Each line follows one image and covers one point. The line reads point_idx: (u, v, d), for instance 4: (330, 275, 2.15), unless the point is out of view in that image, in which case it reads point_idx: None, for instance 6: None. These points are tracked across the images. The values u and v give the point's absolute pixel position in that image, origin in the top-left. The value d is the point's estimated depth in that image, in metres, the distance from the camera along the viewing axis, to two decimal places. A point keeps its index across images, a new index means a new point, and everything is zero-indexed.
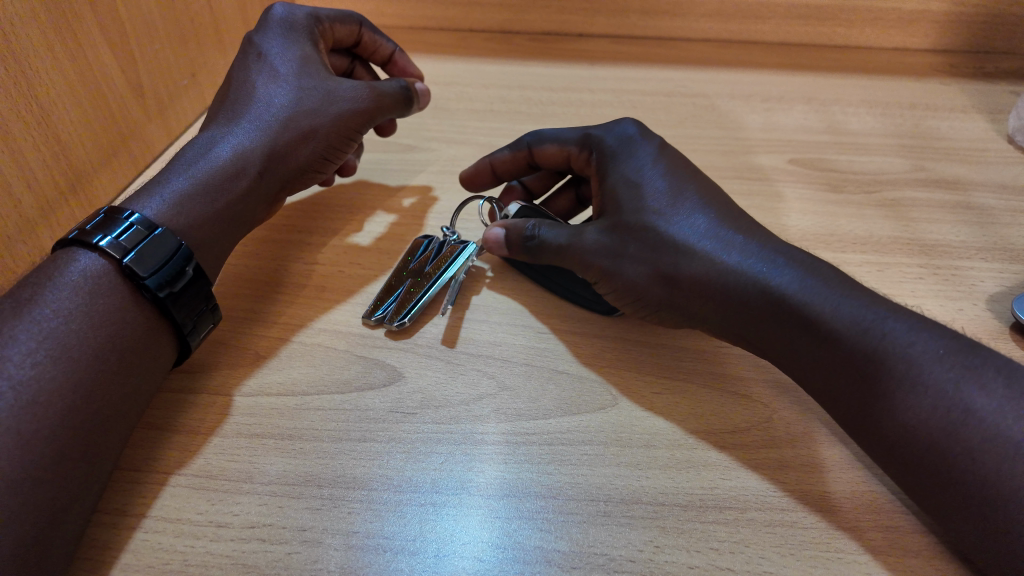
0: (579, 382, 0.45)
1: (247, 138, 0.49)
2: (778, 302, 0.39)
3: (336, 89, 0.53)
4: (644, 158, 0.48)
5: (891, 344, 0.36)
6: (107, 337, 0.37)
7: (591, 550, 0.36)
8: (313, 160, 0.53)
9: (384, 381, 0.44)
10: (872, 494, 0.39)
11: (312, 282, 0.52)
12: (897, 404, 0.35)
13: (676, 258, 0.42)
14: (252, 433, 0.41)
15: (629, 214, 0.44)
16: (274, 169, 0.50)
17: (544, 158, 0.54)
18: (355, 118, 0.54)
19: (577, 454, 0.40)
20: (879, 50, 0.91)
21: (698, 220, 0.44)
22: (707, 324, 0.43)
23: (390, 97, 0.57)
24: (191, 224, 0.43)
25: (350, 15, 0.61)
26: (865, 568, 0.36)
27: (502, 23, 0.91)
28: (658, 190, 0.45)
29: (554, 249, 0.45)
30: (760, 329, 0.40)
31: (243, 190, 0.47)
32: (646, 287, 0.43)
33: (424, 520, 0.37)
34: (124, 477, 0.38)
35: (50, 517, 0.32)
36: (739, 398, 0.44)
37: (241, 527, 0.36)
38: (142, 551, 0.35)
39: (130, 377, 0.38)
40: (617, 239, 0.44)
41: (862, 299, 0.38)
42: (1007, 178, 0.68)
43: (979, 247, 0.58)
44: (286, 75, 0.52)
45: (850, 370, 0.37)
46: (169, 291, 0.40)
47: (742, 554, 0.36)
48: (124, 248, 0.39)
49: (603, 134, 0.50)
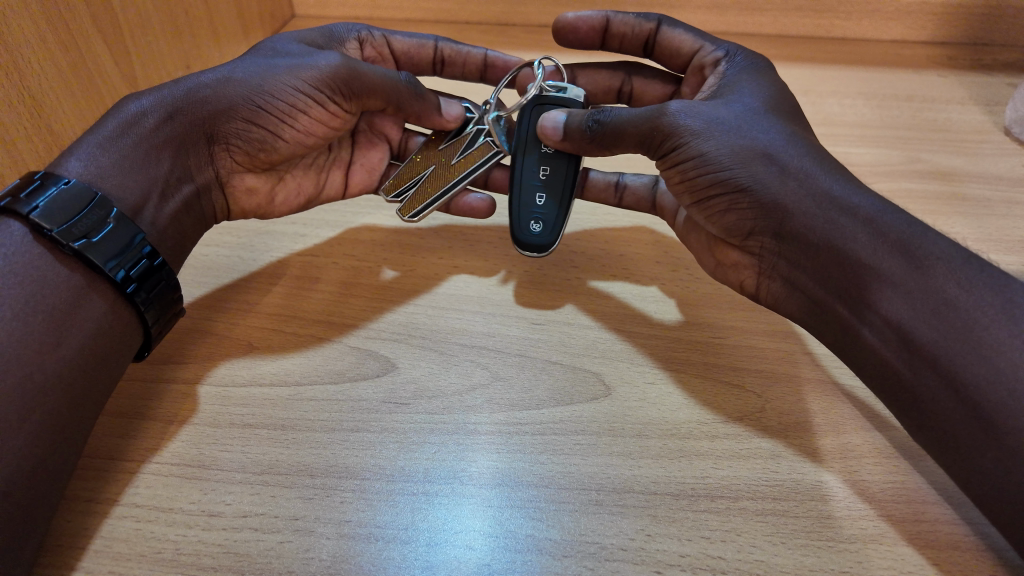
0: (572, 373, 0.45)
1: (172, 86, 0.46)
2: (871, 223, 0.39)
3: (316, 56, 0.48)
4: (751, 73, 0.48)
5: (983, 281, 0.36)
6: (28, 297, 0.36)
7: (584, 538, 0.36)
8: (241, 111, 0.47)
9: (377, 372, 0.44)
10: (864, 484, 0.39)
11: (307, 273, 0.52)
12: (986, 341, 0.35)
13: (779, 148, 0.42)
14: (244, 424, 0.41)
15: (733, 112, 0.44)
16: (188, 109, 0.46)
17: (666, 42, 0.55)
18: (319, 75, 0.47)
19: (570, 443, 0.40)
20: (877, 43, 0.91)
21: (792, 130, 0.44)
22: (790, 220, 0.41)
23: (379, 75, 0.49)
24: (104, 174, 0.42)
25: (426, 37, 0.59)
26: (855, 556, 0.36)
27: (500, 16, 0.91)
28: (764, 98, 0.45)
29: (634, 120, 0.44)
30: (844, 233, 0.40)
31: (144, 131, 0.44)
32: (740, 161, 0.42)
33: (416, 509, 0.37)
34: (115, 466, 0.38)
35: (25, 507, 0.33)
36: (731, 387, 0.44)
37: (234, 516, 0.36)
38: (134, 540, 0.35)
39: (65, 344, 0.37)
40: (718, 125, 0.43)
41: (946, 238, 0.39)
42: (1003, 169, 0.68)
43: (975, 238, 0.58)
44: (285, 47, 0.50)
45: (944, 296, 0.36)
46: (83, 241, 0.38)
47: (733, 543, 0.36)
48: (31, 203, 0.37)
49: (733, 49, 0.51)
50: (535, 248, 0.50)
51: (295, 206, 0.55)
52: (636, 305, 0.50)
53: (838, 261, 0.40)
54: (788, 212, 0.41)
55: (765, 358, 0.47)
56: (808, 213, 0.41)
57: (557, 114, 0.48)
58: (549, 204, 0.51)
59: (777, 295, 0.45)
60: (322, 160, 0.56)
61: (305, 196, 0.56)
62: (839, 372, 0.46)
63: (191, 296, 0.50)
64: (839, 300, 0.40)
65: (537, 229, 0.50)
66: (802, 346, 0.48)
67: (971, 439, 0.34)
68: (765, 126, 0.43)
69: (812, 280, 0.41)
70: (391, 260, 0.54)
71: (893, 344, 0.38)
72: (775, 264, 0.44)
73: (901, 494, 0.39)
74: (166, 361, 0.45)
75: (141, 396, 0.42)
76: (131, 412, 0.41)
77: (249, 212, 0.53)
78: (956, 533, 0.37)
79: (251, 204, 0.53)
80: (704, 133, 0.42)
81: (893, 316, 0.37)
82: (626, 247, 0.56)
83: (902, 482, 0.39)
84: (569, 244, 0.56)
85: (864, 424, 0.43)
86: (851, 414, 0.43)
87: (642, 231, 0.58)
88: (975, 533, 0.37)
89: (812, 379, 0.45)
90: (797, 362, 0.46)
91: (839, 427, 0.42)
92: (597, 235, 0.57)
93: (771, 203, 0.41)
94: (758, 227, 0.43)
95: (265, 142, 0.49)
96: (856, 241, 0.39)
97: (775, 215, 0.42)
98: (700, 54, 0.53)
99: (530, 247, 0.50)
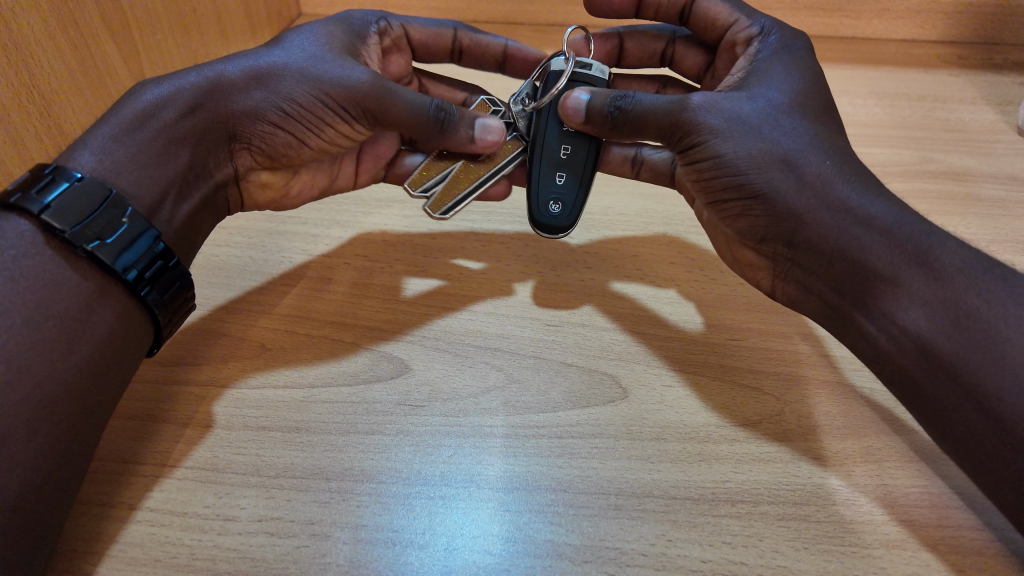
0: (588, 375, 0.44)
1: (193, 77, 0.45)
2: (890, 232, 0.39)
3: (348, 66, 0.46)
4: (781, 62, 0.46)
5: (1009, 294, 0.36)
6: (38, 302, 0.35)
7: (603, 544, 0.35)
8: (264, 112, 0.46)
9: (391, 373, 0.44)
10: (886, 488, 0.39)
11: (319, 273, 0.52)
12: (1007, 355, 0.34)
13: (799, 152, 0.41)
14: (259, 426, 0.40)
15: (755, 109, 0.43)
16: (211, 105, 0.45)
17: (701, 13, 0.53)
18: (347, 91, 0.45)
19: (587, 447, 0.40)
20: (887, 42, 0.91)
21: (816, 130, 0.43)
22: (807, 227, 0.41)
23: (411, 107, 0.46)
24: (118, 170, 0.41)
25: (446, 25, 0.58)
26: (878, 562, 0.35)
27: (508, 14, 0.90)
28: (790, 93, 0.44)
29: (657, 109, 0.44)
30: (857, 248, 0.39)
31: (161, 124, 0.43)
32: (756, 167, 0.41)
33: (433, 513, 0.36)
34: (128, 469, 0.38)
35: (37, 512, 0.32)
36: (750, 390, 0.44)
37: (249, 520, 0.35)
38: (148, 544, 0.35)
39: (76, 351, 0.36)
40: (737, 125, 0.42)
41: (967, 248, 0.38)
42: (1017, 169, 0.67)
43: (991, 239, 0.58)
44: (314, 45, 0.48)
45: (965, 309, 0.36)
46: (96, 242, 0.37)
47: (755, 548, 0.35)
48: (42, 202, 0.37)
49: (770, 31, 0.49)
50: (556, 228, 0.50)
51: (308, 199, 0.55)
52: (651, 307, 0.50)
53: (852, 272, 0.39)
54: (800, 221, 0.41)
55: (783, 360, 0.46)
56: (821, 223, 0.40)
57: (580, 92, 0.47)
58: (569, 184, 0.51)
59: (790, 297, 0.44)
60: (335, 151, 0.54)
61: (320, 190, 0.55)
62: (857, 375, 0.45)
63: (203, 296, 0.49)
64: (853, 308, 0.40)
65: (557, 210, 0.50)
66: (820, 348, 0.47)
67: (994, 450, 0.34)
68: (788, 127, 0.42)
69: (825, 285, 0.41)
70: (403, 260, 0.53)
71: (911, 357, 0.37)
72: (790, 269, 0.43)
73: (923, 499, 0.38)
74: (178, 362, 0.44)
75: (152, 398, 0.42)
76: (143, 415, 0.41)
77: (263, 205, 0.53)
78: (980, 539, 0.36)
79: (265, 198, 0.52)
80: (724, 133, 0.42)
81: (908, 326, 0.37)
82: (639, 246, 0.56)
83: (925, 486, 0.39)
84: (582, 245, 0.56)
85: (883, 427, 0.42)
86: (871, 416, 0.43)
87: (654, 232, 0.57)
88: (998, 539, 0.36)
89: (831, 381, 0.45)
90: (814, 363, 0.46)
91: (860, 430, 0.42)
92: (610, 236, 0.57)
93: (784, 211, 0.41)
94: (769, 234, 0.43)
95: (288, 148, 0.48)
96: (873, 251, 0.39)
97: (787, 223, 0.41)
98: (736, 29, 0.51)
99: (551, 228, 0.50)
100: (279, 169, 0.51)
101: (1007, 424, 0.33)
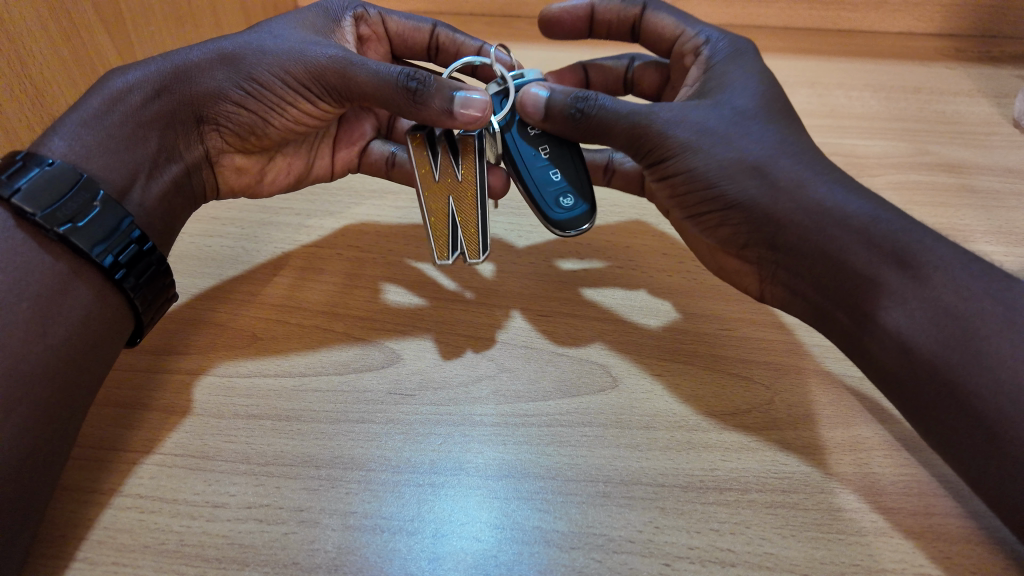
0: (578, 364, 0.44)
1: (161, 62, 0.46)
2: (868, 230, 0.39)
3: (311, 45, 0.46)
4: (744, 67, 0.46)
5: (983, 288, 0.36)
6: (13, 285, 0.35)
7: (590, 530, 0.35)
8: (230, 93, 0.46)
9: (382, 362, 0.44)
10: (873, 475, 0.39)
11: (308, 263, 0.52)
12: (985, 351, 0.34)
13: (770, 158, 0.41)
14: (249, 414, 0.40)
15: (722, 117, 0.43)
16: (176, 88, 0.45)
17: (650, 27, 0.54)
18: (310, 67, 0.46)
19: (577, 435, 0.40)
20: (883, 34, 0.90)
21: (782, 135, 0.43)
22: (781, 232, 0.40)
23: (374, 77, 0.45)
24: (88, 154, 0.41)
25: (424, 20, 0.57)
26: (864, 549, 0.35)
27: (504, 7, 0.90)
28: (754, 98, 0.44)
29: (619, 116, 0.43)
30: (832, 246, 0.39)
31: (129, 109, 0.44)
32: (727, 177, 0.41)
33: (422, 500, 0.37)
34: (117, 456, 0.38)
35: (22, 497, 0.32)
36: (738, 379, 0.44)
37: (238, 507, 0.36)
38: (137, 531, 0.35)
39: (51, 333, 0.36)
40: (709, 134, 0.42)
41: (946, 243, 0.38)
42: (1013, 161, 0.67)
43: (984, 230, 0.58)
44: (279, 26, 0.49)
45: (943, 306, 0.36)
46: (68, 226, 0.37)
47: (742, 535, 0.35)
48: (13, 186, 0.37)
49: (726, 35, 0.49)
50: (579, 223, 0.46)
51: (285, 186, 0.56)
52: (642, 298, 0.50)
53: (835, 272, 0.39)
54: (780, 225, 0.40)
55: (774, 351, 0.46)
56: (801, 226, 0.40)
57: (541, 90, 0.46)
58: (568, 179, 0.48)
59: (780, 301, 0.43)
60: (313, 141, 0.55)
61: (295, 176, 0.56)
62: (847, 365, 0.45)
63: (195, 285, 0.49)
64: (839, 307, 0.40)
65: (569, 206, 0.47)
66: (810, 338, 0.47)
67: (974, 444, 0.34)
68: (755, 134, 0.42)
69: (809, 285, 0.40)
70: (395, 251, 0.53)
71: (891, 351, 0.37)
72: (775, 272, 0.42)
73: (911, 487, 0.38)
74: (169, 352, 0.44)
75: (143, 386, 0.42)
76: (134, 402, 0.41)
77: (240, 191, 0.53)
78: (967, 526, 0.36)
79: (241, 184, 0.53)
80: (694, 146, 0.42)
81: (891, 324, 0.37)
82: (632, 238, 0.56)
83: (913, 475, 0.39)
84: (574, 237, 0.56)
85: (873, 417, 0.42)
86: (860, 406, 0.43)
87: (646, 223, 0.57)
88: (985, 527, 0.36)
89: (821, 371, 0.45)
90: (804, 353, 0.46)
91: (848, 420, 0.42)
92: (603, 228, 0.57)
93: (761, 217, 0.41)
94: (751, 240, 0.42)
95: (256, 127, 0.48)
96: (853, 251, 0.39)
97: (766, 228, 0.41)
98: (683, 41, 0.51)
99: (573, 223, 0.46)
100: (252, 152, 0.51)
101: (983, 415, 0.34)
